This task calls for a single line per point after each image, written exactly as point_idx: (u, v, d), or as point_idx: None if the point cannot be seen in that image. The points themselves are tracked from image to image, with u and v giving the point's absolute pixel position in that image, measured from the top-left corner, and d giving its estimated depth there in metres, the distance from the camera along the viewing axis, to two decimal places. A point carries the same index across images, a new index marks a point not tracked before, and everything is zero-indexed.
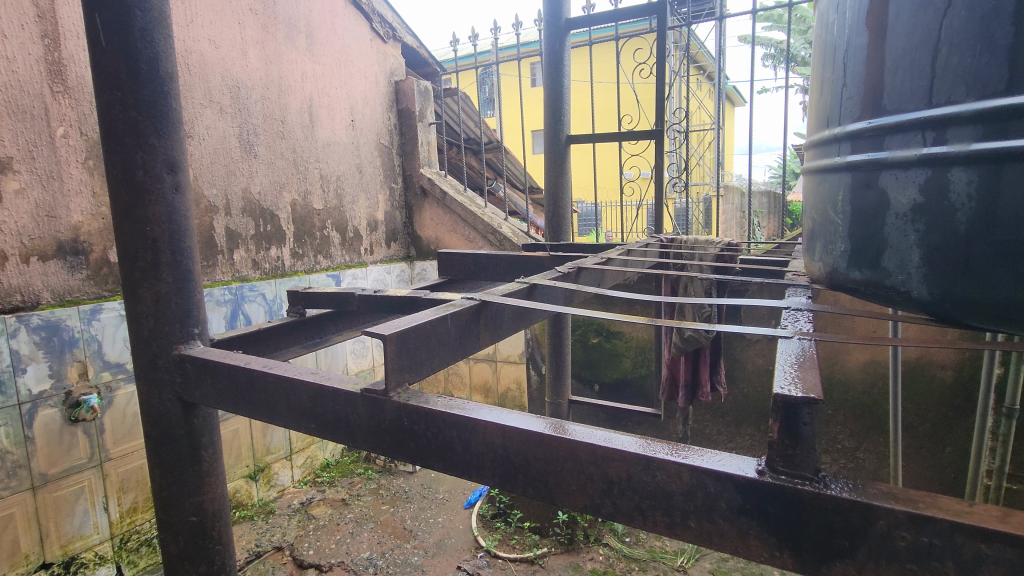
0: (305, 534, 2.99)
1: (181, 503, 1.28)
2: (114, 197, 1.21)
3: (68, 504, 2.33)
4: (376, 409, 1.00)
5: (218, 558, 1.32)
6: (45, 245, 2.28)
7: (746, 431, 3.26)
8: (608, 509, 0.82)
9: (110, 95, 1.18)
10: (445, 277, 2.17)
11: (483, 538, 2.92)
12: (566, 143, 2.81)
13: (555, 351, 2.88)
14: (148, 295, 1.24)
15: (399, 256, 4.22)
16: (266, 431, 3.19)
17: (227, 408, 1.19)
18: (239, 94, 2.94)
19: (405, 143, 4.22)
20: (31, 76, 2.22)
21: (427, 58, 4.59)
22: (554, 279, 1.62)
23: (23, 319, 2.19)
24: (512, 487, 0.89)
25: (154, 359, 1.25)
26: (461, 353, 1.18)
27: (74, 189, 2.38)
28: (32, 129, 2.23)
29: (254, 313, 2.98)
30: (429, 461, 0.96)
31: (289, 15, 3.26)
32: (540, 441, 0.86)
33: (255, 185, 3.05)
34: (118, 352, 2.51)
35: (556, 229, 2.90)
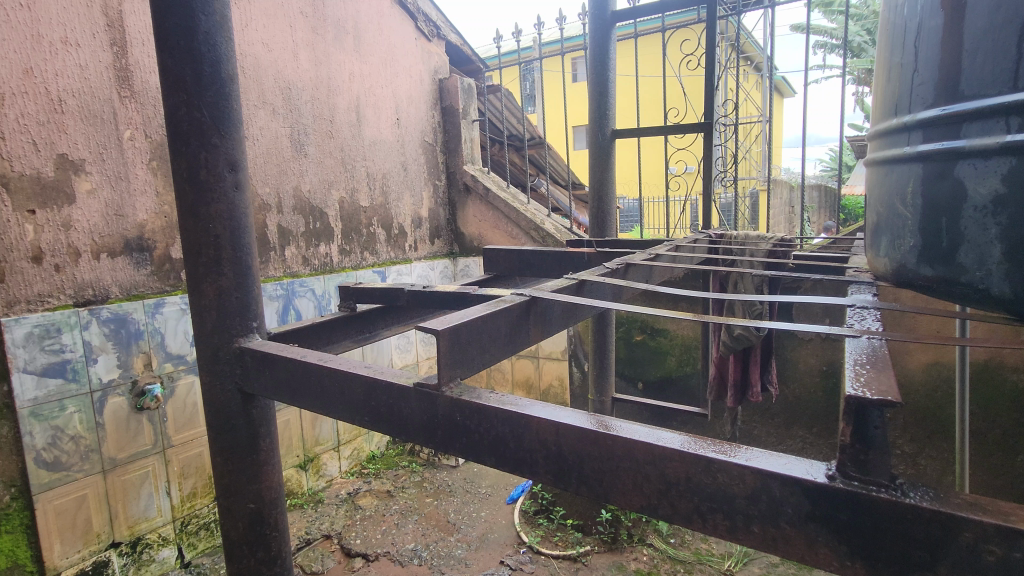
0: (353, 524, 3.06)
1: (241, 490, 1.34)
2: (180, 195, 1.26)
3: (134, 487, 2.47)
4: (429, 404, 1.01)
5: (274, 544, 1.36)
6: (113, 242, 2.41)
7: (797, 433, 3.15)
8: (665, 511, 0.80)
9: (177, 98, 1.22)
10: (491, 273, 2.18)
11: (525, 534, 2.93)
12: (611, 137, 2.77)
13: (599, 348, 2.85)
14: (211, 289, 1.28)
15: (443, 252, 4.27)
16: (316, 423, 3.29)
17: (285, 400, 1.23)
18: (291, 95, 3.03)
19: (449, 140, 4.26)
20: (101, 82, 2.35)
21: (470, 55, 4.61)
22: (602, 275, 1.60)
23: (94, 312, 2.32)
24: (565, 484, 0.89)
25: (216, 352, 1.30)
26: (511, 349, 1.18)
27: (140, 189, 2.50)
28: (102, 133, 2.36)
29: (304, 308, 3.07)
30: (481, 456, 0.97)
31: (338, 16, 3.34)
32: (595, 439, 0.84)
33: (306, 183, 3.14)
34: (179, 344, 2.63)
35: (601, 224, 2.86)
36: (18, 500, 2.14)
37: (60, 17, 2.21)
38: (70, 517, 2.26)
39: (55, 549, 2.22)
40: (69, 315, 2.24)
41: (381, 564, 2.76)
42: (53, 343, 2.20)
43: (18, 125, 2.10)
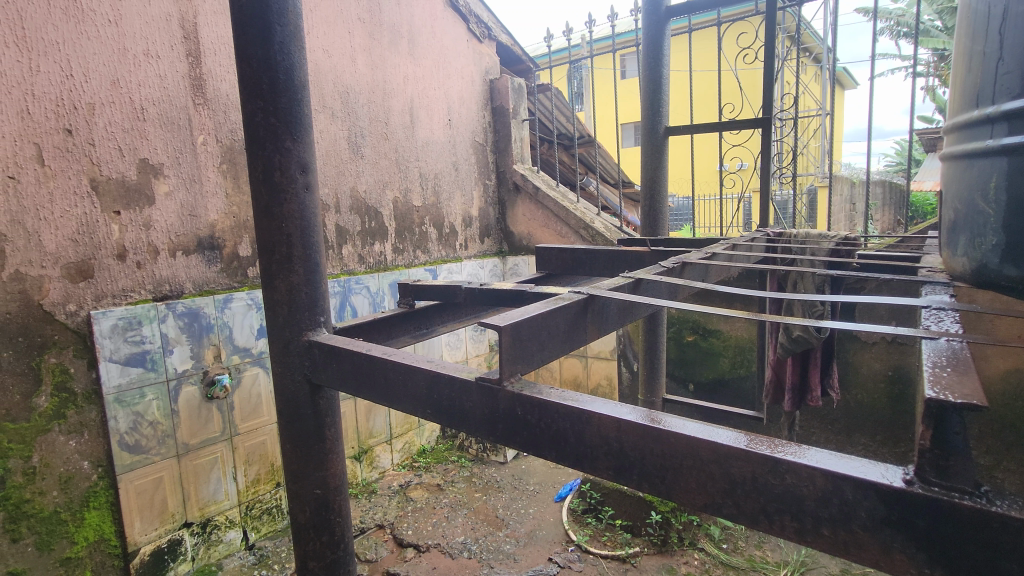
0: (404, 515, 3.15)
1: (309, 476, 1.41)
2: (256, 196, 1.34)
3: (205, 471, 2.62)
4: (491, 398, 1.03)
5: (338, 529, 1.43)
6: (187, 241, 2.57)
7: (859, 440, 3.02)
8: (730, 510, 0.80)
9: (254, 104, 1.30)
10: (544, 271, 2.19)
11: (573, 532, 2.93)
12: (665, 134, 2.74)
13: (649, 348, 2.82)
14: (283, 285, 1.36)
15: (492, 251, 4.31)
16: (369, 416, 3.40)
17: (350, 391, 1.28)
18: (349, 99, 3.14)
19: (499, 140, 4.30)
20: (178, 91, 2.51)
21: (520, 55, 4.64)
22: (658, 274, 1.59)
23: (170, 306, 2.48)
24: (626, 480, 0.89)
25: (287, 344, 1.37)
26: (569, 346, 1.19)
27: (211, 191, 2.64)
28: (178, 138, 2.51)
29: (359, 304, 3.18)
30: (542, 450, 0.99)
31: (393, 21, 3.43)
32: (658, 436, 0.85)
33: (362, 184, 3.24)
34: (245, 338, 2.77)
35: (653, 223, 2.82)
36: (104, 479, 2.32)
37: (142, 32, 2.38)
38: (148, 497, 2.43)
39: (135, 526, 2.38)
40: (149, 309, 2.40)
41: (432, 555, 2.83)
42: (135, 334, 2.36)
43: (106, 132, 2.28)
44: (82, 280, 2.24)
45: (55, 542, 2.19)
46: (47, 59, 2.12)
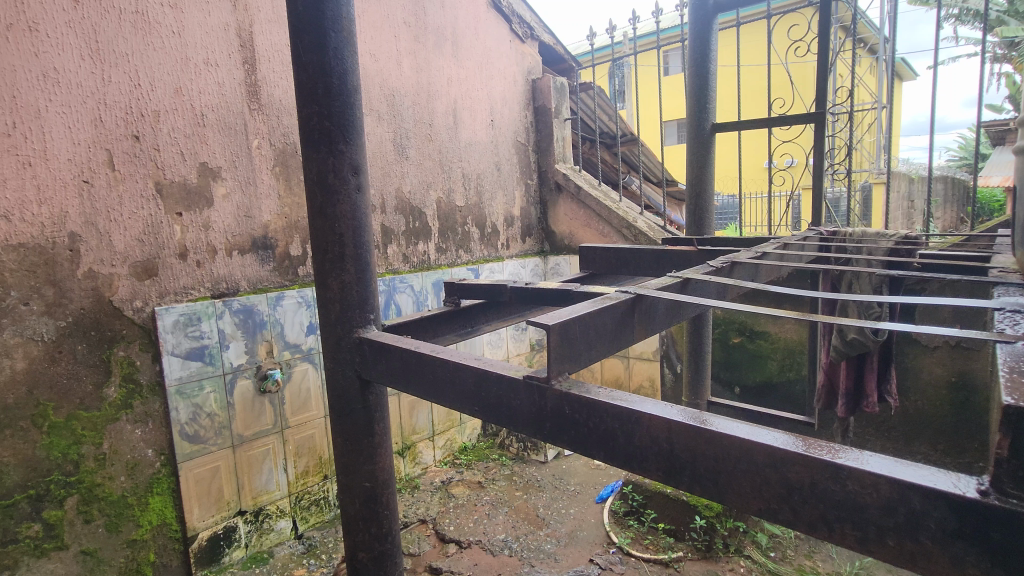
0: (446, 511, 3.19)
1: (358, 469, 1.45)
2: (310, 197, 1.38)
3: (258, 462, 2.73)
4: (539, 396, 1.04)
5: (386, 521, 1.47)
6: (243, 241, 2.68)
7: (918, 449, 2.88)
8: (787, 516, 0.78)
9: (310, 109, 1.34)
10: (587, 270, 2.18)
11: (615, 534, 2.91)
12: (712, 131, 2.68)
13: (694, 350, 2.77)
14: (336, 283, 1.40)
15: (534, 251, 4.32)
16: (413, 412, 3.46)
17: (400, 387, 1.31)
18: (394, 101, 3.20)
19: (541, 140, 4.30)
20: (235, 97, 2.62)
21: (563, 54, 4.63)
22: (707, 273, 1.55)
23: (227, 303, 2.59)
24: (677, 482, 0.88)
25: (338, 340, 1.42)
26: (617, 346, 1.18)
27: (265, 193, 2.75)
28: (235, 142, 2.63)
29: (404, 303, 3.24)
30: (589, 449, 0.99)
31: (438, 24, 3.48)
32: (710, 438, 0.83)
33: (407, 184, 3.30)
34: (296, 334, 2.87)
35: (699, 222, 2.75)
36: (167, 467, 2.44)
37: (203, 41, 2.50)
38: (206, 485, 2.55)
39: (194, 512, 2.51)
40: (207, 305, 2.51)
41: (474, 551, 2.86)
42: (194, 330, 2.48)
43: (170, 138, 2.41)
44: (147, 278, 2.37)
45: (123, 524, 2.33)
46: (118, 70, 2.26)
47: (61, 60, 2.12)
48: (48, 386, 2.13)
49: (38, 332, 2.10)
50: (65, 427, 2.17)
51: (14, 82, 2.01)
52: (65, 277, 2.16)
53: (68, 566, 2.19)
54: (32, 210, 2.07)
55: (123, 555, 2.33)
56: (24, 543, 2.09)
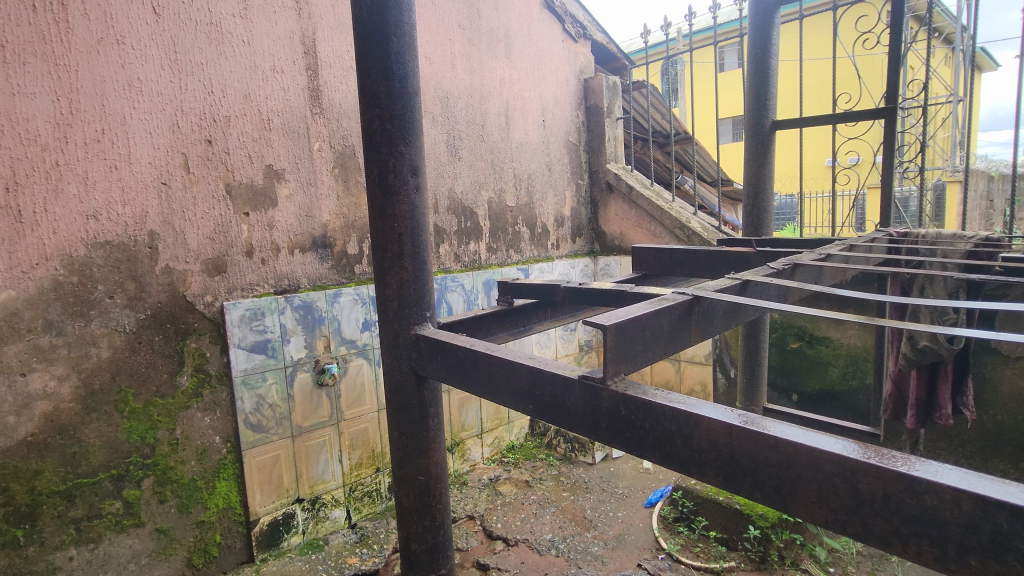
0: (494, 508, 3.23)
1: (413, 462, 1.49)
2: (371, 198, 1.43)
3: (314, 452, 2.83)
4: (594, 396, 1.04)
5: (438, 514, 1.50)
6: (304, 240, 2.79)
7: (997, 466, 2.69)
8: (857, 529, 0.75)
9: (372, 112, 1.39)
10: (640, 271, 2.15)
11: (664, 540, 2.86)
12: (772, 128, 2.59)
13: (750, 355, 2.68)
14: (394, 281, 1.44)
15: (583, 251, 4.30)
16: (462, 410, 3.52)
17: (455, 384, 1.34)
18: (448, 103, 3.26)
19: (592, 140, 4.28)
20: (299, 102, 2.73)
21: (616, 53, 4.59)
22: (768, 275, 1.50)
23: (288, 299, 2.70)
24: (737, 488, 0.86)
25: (396, 337, 1.46)
26: (673, 348, 1.16)
27: (325, 193, 2.85)
28: (298, 145, 2.74)
29: (455, 301, 3.29)
30: (645, 451, 0.98)
31: (491, 26, 3.51)
32: (773, 445, 0.81)
33: (459, 185, 3.35)
34: (351, 330, 2.96)
35: (756, 222, 2.66)
36: (232, 453, 2.58)
37: (270, 49, 2.62)
38: (268, 472, 2.68)
39: (256, 498, 2.64)
40: (271, 301, 2.64)
41: (520, 550, 2.88)
42: (258, 324, 2.60)
43: (239, 141, 2.54)
44: (217, 275, 2.51)
45: (193, 506, 2.47)
46: (193, 78, 2.40)
47: (144, 70, 2.27)
48: (129, 373, 2.29)
49: (121, 323, 2.27)
50: (143, 413, 2.33)
51: (103, 92, 2.18)
52: (145, 272, 2.31)
53: (144, 543, 2.35)
54: (117, 209, 2.23)
55: (192, 534, 2.48)
56: (107, 518, 2.25)
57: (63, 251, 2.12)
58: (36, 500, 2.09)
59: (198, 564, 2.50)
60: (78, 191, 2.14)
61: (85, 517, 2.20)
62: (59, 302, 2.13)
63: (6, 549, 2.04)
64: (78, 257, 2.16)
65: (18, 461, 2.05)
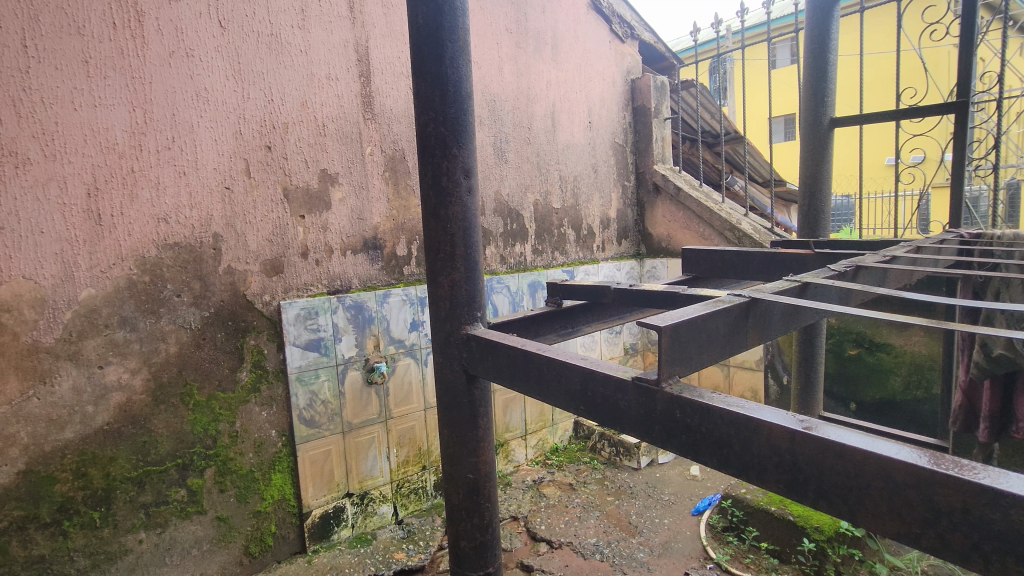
0: (537, 510, 3.23)
1: (462, 461, 1.51)
2: (425, 199, 1.46)
3: (363, 449, 2.91)
4: (648, 398, 1.03)
5: (487, 513, 1.51)
6: (355, 241, 2.87)
7: None
8: (932, 543, 0.71)
9: (427, 116, 1.42)
10: (690, 273, 2.11)
11: (712, 550, 2.79)
12: (830, 126, 2.49)
13: (805, 361, 2.59)
14: (446, 281, 1.46)
15: (629, 253, 4.26)
16: (506, 411, 3.54)
17: (506, 384, 1.35)
18: (495, 106, 3.29)
19: (639, 141, 4.23)
20: (352, 108, 2.82)
21: (664, 52, 4.52)
22: (829, 278, 1.45)
23: (341, 299, 2.79)
24: (800, 496, 0.84)
25: (448, 336, 1.48)
26: (730, 351, 1.14)
27: (376, 196, 2.93)
28: (351, 150, 2.83)
29: (500, 303, 3.31)
30: (702, 455, 0.96)
31: (538, 29, 3.53)
32: (839, 452, 0.78)
33: (506, 187, 3.37)
34: (400, 330, 3.03)
35: (812, 223, 2.56)
36: (287, 447, 2.68)
37: (326, 58, 2.72)
38: (320, 466, 2.76)
39: (309, 491, 2.73)
40: (324, 301, 2.73)
41: (564, 553, 2.87)
42: (313, 323, 2.70)
43: (296, 147, 2.65)
44: (275, 275, 2.61)
45: (250, 496, 2.58)
46: (255, 87, 2.52)
47: (210, 80, 2.40)
48: (194, 368, 2.42)
49: (187, 320, 2.39)
50: (206, 406, 2.46)
51: (174, 102, 2.31)
52: (209, 272, 2.43)
53: (206, 530, 2.47)
54: (185, 213, 2.36)
55: (250, 523, 2.59)
56: (173, 505, 2.38)
57: (137, 252, 2.26)
58: (110, 485, 2.23)
59: (255, 552, 2.61)
60: (150, 195, 2.28)
61: (153, 502, 2.33)
62: (133, 300, 2.26)
63: (84, 529, 2.19)
64: (150, 258, 2.29)
65: (95, 447, 2.20)
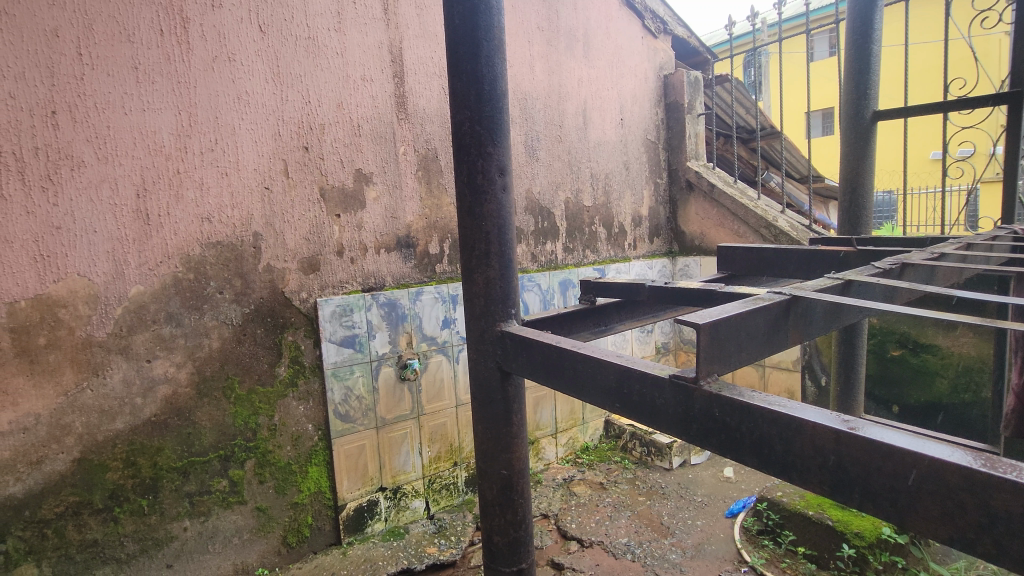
0: (568, 508, 3.23)
1: (496, 456, 1.52)
2: (460, 197, 1.48)
3: (396, 444, 2.95)
4: (686, 396, 1.02)
5: (520, 509, 1.52)
6: (389, 240, 2.92)
7: None
8: (988, 549, 0.69)
9: (462, 115, 1.44)
10: (726, 271, 2.08)
11: (747, 553, 2.74)
12: (873, 119, 2.41)
13: (845, 361, 2.51)
14: (481, 278, 1.48)
15: (661, 251, 4.21)
16: (537, 409, 3.55)
17: (540, 381, 1.36)
18: (526, 105, 3.29)
19: (672, 137, 4.17)
20: (386, 109, 2.87)
21: (697, 46, 4.45)
22: (873, 275, 1.41)
23: (375, 296, 2.84)
24: (845, 498, 0.82)
25: (482, 333, 1.49)
26: (770, 350, 1.12)
27: (409, 195, 2.97)
28: (385, 150, 2.87)
29: (531, 301, 3.32)
30: (741, 455, 0.95)
31: (570, 26, 3.52)
32: (886, 453, 0.76)
33: (537, 185, 3.38)
34: (432, 327, 3.06)
35: (853, 220, 2.49)
36: (323, 441, 2.75)
37: (361, 60, 2.77)
38: (354, 460, 2.82)
39: (344, 484, 2.79)
40: (359, 298, 2.78)
41: (595, 552, 2.86)
42: (348, 320, 2.75)
43: (332, 147, 2.70)
44: (311, 273, 2.67)
45: (288, 488, 2.66)
46: (294, 90, 2.58)
47: (251, 84, 2.47)
48: (235, 363, 2.50)
49: (228, 316, 2.47)
50: (247, 400, 2.54)
51: (217, 105, 2.39)
52: (249, 270, 2.51)
53: (246, 519, 2.55)
54: (227, 212, 2.44)
55: (287, 514, 2.66)
56: (215, 494, 2.47)
57: (182, 250, 2.35)
58: (157, 474, 2.33)
59: (292, 542, 2.68)
60: (195, 195, 2.36)
61: (197, 492, 2.42)
62: (178, 297, 2.35)
63: (133, 516, 2.28)
64: (194, 256, 2.38)
65: (143, 438, 2.30)
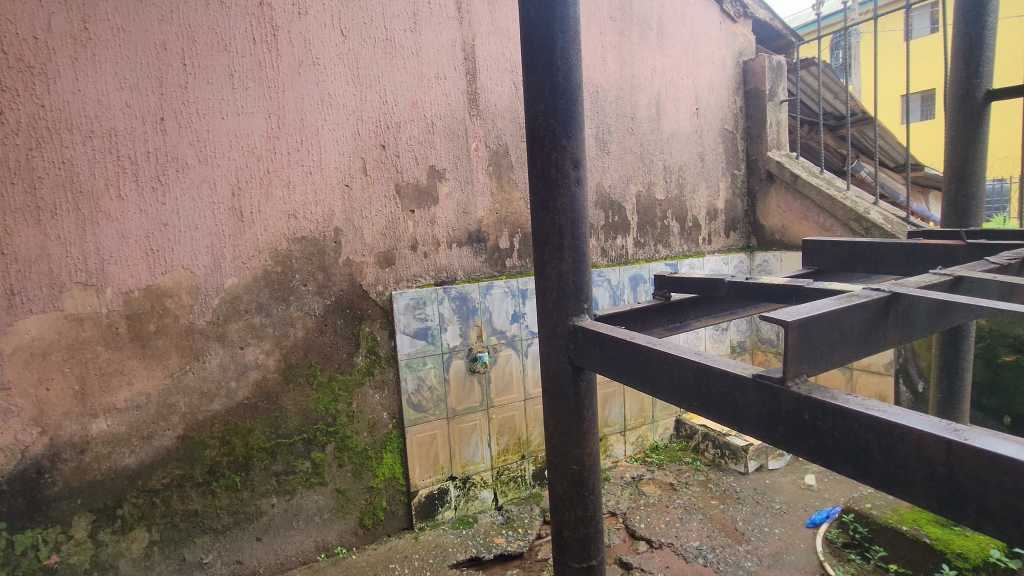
0: (637, 507, 3.17)
1: (567, 451, 1.52)
2: (534, 191, 1.48)
3: (466, 435, 3.01)
4: (771, 398, 0.97)
5: (590, 505, 1.51)
6: (460, 234, 2.98)
7: None
8: None
9: (537, 108, 1.44)
10: (813, 267, 1.96)
11: (831, 566, 2.58)
12: (985, 100, 2.19)
13: (948, 365, 2.30)
14: (554, 272, 1.47)
15: (738, 246, 4.03)
16: (606, 406, 3.50)
17: (613, 376, 1.34)
18: (598, 97, 3.25)
19: (751, 126, 3.98)
20: (459, 105, 2.92)
21: (780, 29, 4.21)
22: (987, 272, 1.28)
23: (446, 290, 2.90)
24: (955, 514, 0.75)
25: (554, 328, 1.49)
26: (866, 351, 1.05)
27: (480, 190, 3.01)
28: (457, 146, 2.92)
29: (601, 296, 3.28)
30: (834, 461, 0.90)
31: (643, 14, 3.43)
32: (1008, 468, 0.69)
33: (607, 179, 3.33)
34: (502, 321, 3.10)
35: (960, 211, 2.27)
36: (397, 429, 2.85)
37: (435, 58, 2.83)
38: (426, 448, 2.91)
39: (416, 472, 2.88)
40: (431, 292, 2.85)
41: (665, 554, 2.79)
42: (421, 312, 2.83)
43: (408, 145, 2.79)
44: (387, 266, 2.77)
45: (365, 472, 2.78)
46: (372, 90, 2.68)
47: (333, 86, 2.59)
48: (317, 352, 2.64)
49: (311, 307, 2.61)
50: (328, 387, 2.68)
51: (303, 108, 2.53)
52: (331, 263, 2.64)
53: (327, 499, 2.70)
54: (311, 209, 2.58)
55: (364, 497, 2.79)
56: (299, 475, 2.62)
57: (271, 245, 2.51)
58: (249, 453, 2.51)
59: (368, 524, 2.81)
60: (283, 193, 2.51)
61: (284, 471, 2.59)
62: (268, 288, 2.51)
63: (228, 490, 2.47)
64: (281, 250, 2.53)
65: (237, 419, 2.48)
